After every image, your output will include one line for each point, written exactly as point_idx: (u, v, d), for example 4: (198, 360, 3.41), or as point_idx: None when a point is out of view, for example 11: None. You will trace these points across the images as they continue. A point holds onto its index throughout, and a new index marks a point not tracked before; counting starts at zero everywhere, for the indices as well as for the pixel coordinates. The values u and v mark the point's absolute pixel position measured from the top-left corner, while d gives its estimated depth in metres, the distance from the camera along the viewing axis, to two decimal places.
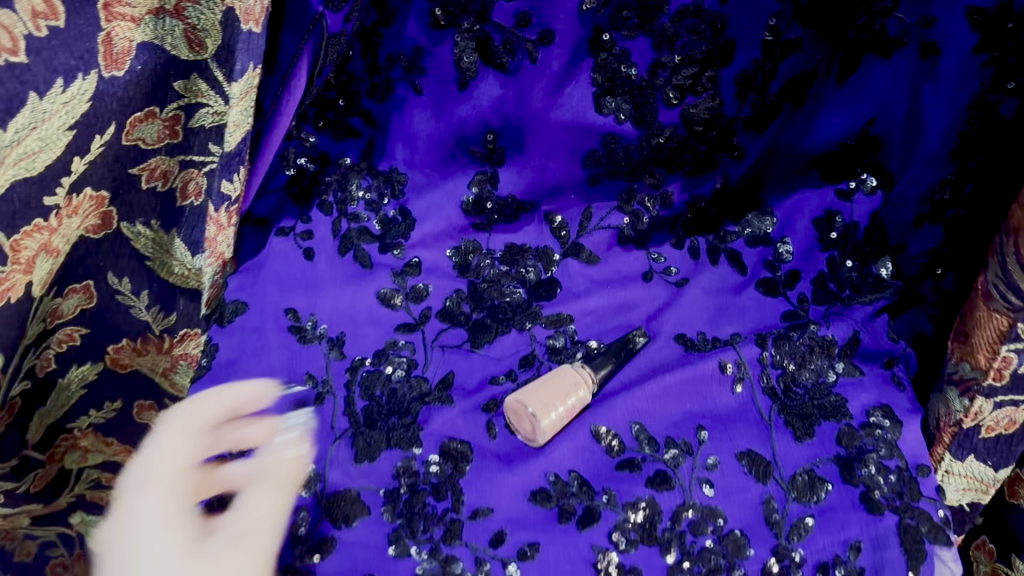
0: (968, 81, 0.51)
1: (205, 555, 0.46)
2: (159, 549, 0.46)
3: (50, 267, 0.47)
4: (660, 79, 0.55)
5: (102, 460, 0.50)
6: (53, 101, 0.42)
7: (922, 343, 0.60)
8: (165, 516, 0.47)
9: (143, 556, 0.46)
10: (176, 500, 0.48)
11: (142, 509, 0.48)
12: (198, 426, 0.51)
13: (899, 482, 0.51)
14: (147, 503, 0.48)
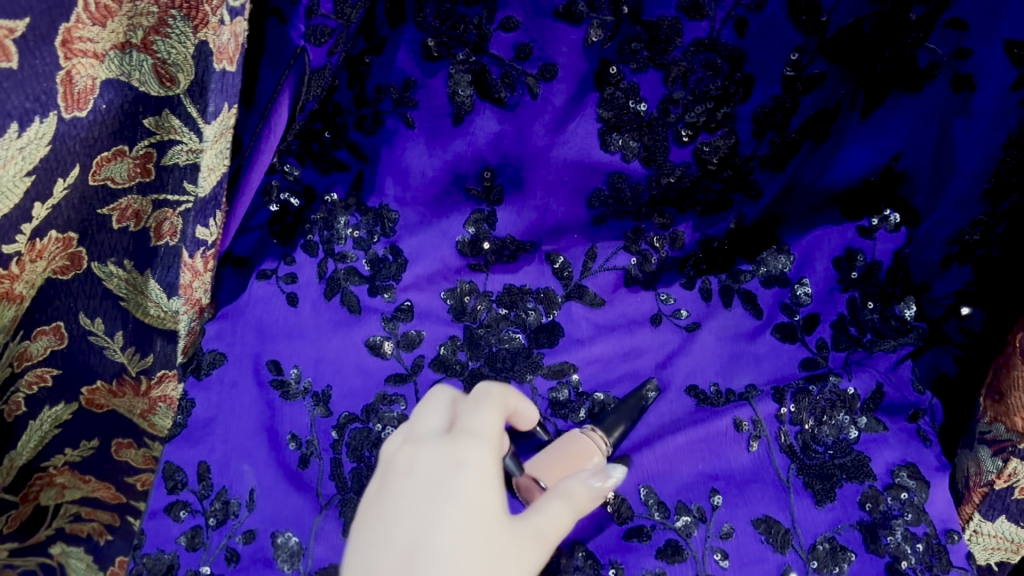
0: (1004, 119, 0.47)
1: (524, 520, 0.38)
2: (467, 510, 0.37)
3: (16, 312, 0.49)
4: (672, 118, 0.50)
5: (78, 496, 0.62)
6: (7, 146, 0.42)
7: (945, 385, 0.57)
8: (461, 484, 0.38)
9: (449, 515, 0.36)
10: (488, 463, 0.39)
11: (471, 475, 0.38)
12: (481, 402, 0.43)
13: (926, 551, 0.48)
14: (469, 470, 0.38)
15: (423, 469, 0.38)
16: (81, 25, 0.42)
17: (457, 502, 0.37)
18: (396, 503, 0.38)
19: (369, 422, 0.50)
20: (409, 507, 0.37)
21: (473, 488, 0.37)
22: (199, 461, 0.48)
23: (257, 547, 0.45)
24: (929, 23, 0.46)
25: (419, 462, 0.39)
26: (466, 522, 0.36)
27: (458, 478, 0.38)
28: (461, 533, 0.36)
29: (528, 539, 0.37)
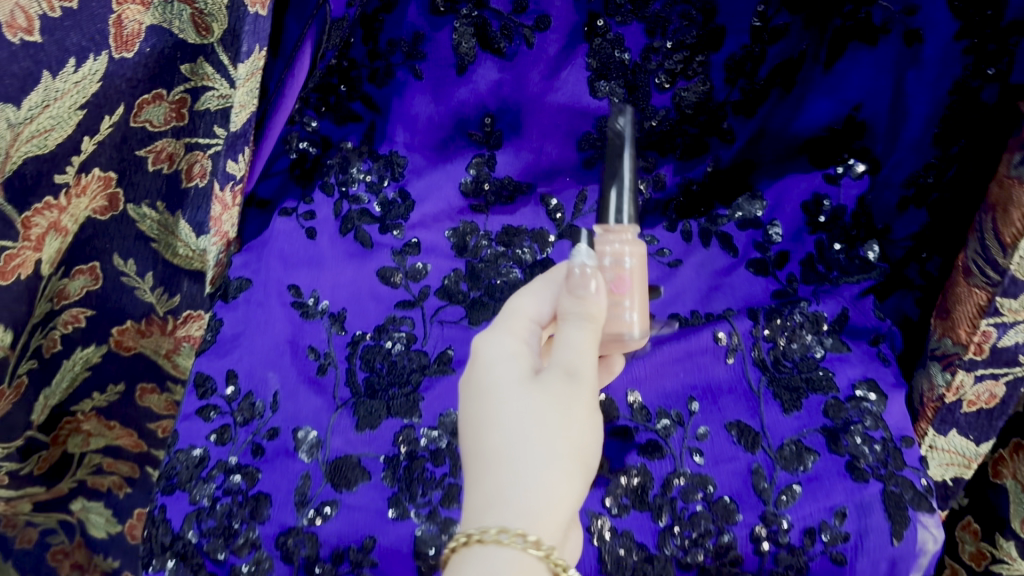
0: (949, 67, 0.53)
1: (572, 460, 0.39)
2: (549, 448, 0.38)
3: (60, 243, 0.58)
4: (652, 63, 0.59)
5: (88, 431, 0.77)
6: (65, 80, 0.48)
7: (909, 326, 0.61)
8: (555, 437, 0.38)
9: (524, 448, 0.38)
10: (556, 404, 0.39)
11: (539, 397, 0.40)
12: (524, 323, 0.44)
13: (884, 451, 0.53)
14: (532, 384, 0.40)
15: (536, 401, 0.39)
16: None
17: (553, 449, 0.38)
18: (494, 436, 0.39)
19: (381, 339, 0.56)
20: (507, 447, 0.38)
21: (580, 427, 0.39)
22: (227, 369, 0.54)
23: (281, 442, 0.51)
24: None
25: (523, 401, 0.39)
26: (560, 495, 0.37)
27: (563, 413, 0.39)
28: (553, 500, 0.37)
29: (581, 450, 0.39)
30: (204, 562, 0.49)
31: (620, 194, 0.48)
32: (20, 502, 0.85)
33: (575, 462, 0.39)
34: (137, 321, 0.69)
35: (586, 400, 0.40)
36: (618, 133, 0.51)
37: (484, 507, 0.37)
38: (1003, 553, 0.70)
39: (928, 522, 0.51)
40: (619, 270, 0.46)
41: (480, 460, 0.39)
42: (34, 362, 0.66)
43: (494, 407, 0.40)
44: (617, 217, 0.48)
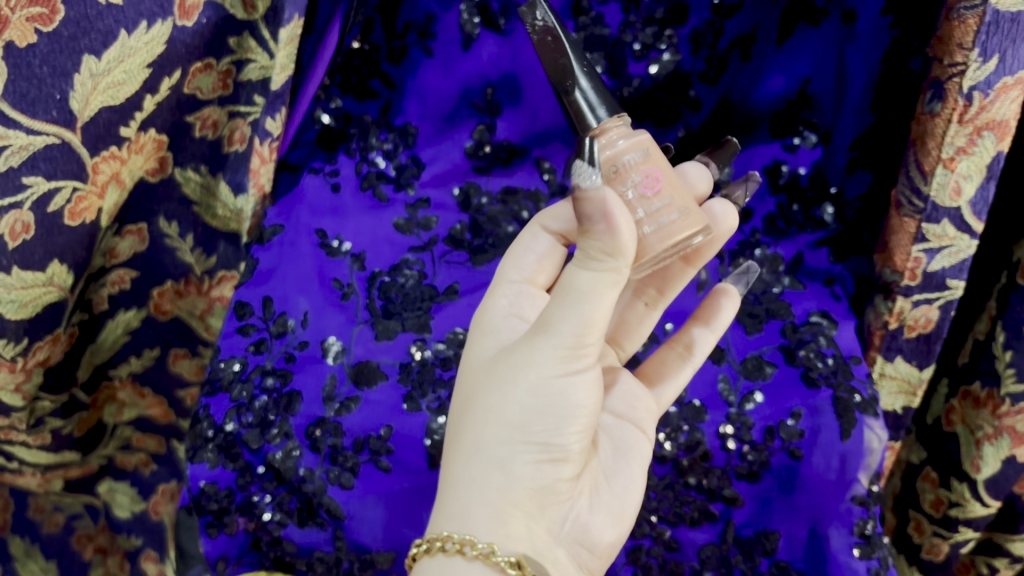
0: (880, 39, 0.61)
1: (521, 443, 0.45)
2: (491, 441, 0.45)
3: (118, 196, 0.67)
4: (628, 36, 0.66)
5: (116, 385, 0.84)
6: (138, 39, 0.58)
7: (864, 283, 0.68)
8: (490, 436, 0.45)
9: (473, 449, 0.45)
10: (499, 397, 0.45)
11: (490, 392, 0.46)
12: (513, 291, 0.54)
13: (835, 365, 0.61)
14: (494, 376, 0.46)
15: (491, 386, 0.46)
16: None
17: (498, 436, 0.45)
18: (458, 438, 0.47)
19: (396, 275, 0.64)
20: (459, 451, 0.46)
21: (529, 402, 0.44)
22: (263, 295, 0.62)
23: (311, 352, 0.59)
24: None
25: (476, 402, 0.46)
26: (498, 480, 0.44)
27: (509, 391, 0.45)
28: (485, 496, 0.44)
29: (531, 427, 0.45)
30: (242, 452, 0.57)
31: (585, 91, 0.48)
32: (54, 482, 0.88)
33: (525, 437, 0.45)
34: (176, 282, 0.77)
35: (543, 364, 0.44)
36: (543, 29, 0.49)
37: (445, 502, 0.45)
38: (958, 496, 0.77)
39: (874, 424, 0.59)
40: (636, 169, 0.47)
41: (453, 453, 0.47)
42: (83, 314, 0.75)
43: (467, 397, 0.48)
44: (593, 115, 0.48)
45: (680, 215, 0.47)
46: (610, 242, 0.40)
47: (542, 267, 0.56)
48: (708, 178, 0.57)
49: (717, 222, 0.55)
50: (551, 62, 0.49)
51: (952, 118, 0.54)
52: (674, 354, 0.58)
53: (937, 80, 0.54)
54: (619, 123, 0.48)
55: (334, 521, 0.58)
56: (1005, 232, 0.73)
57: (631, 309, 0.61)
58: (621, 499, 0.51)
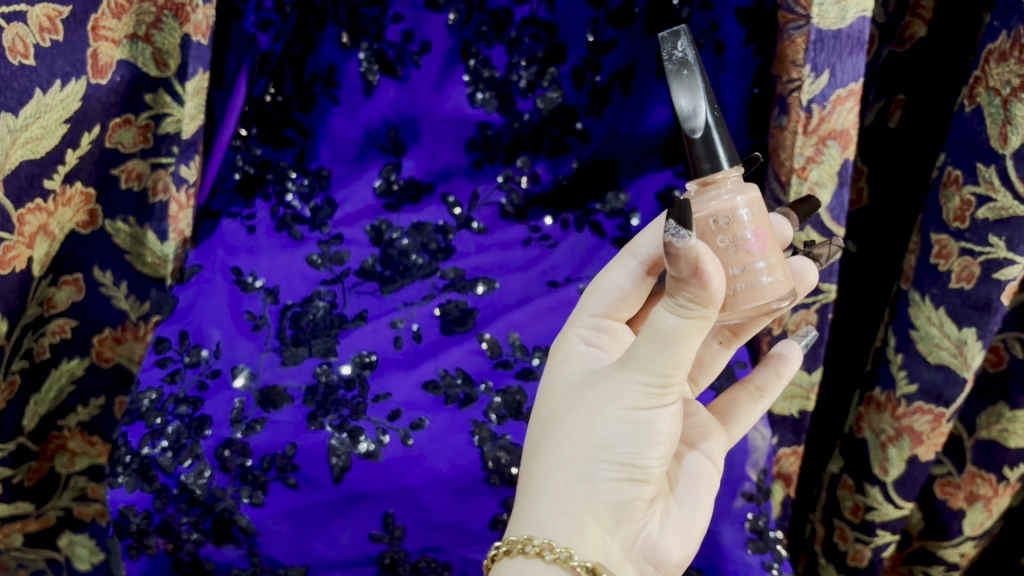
0: (747, 67, 0.67)
1: (604, 461, 0.43)
2: (570, 457, 0.44)
3: (49, 248, 0.72)
4: (514, 75, 0.70)
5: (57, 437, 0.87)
6: (53, 97, 0.63)
7: None
8: (573, 449, 0.44)
9: (554, 459, 0.44)
10: (585, 415, 0.43)
11: (575, 411, 0.44)
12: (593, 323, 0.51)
13: (718, 369, 0.63)
14: (579, 397, 0.45)
15: (579, 407, 0.44)
16: (106, 18, 0.64)
17: (581, 453, 0.43)
18: (537, 451, 0.46)
19: (307, 306, 0.68)
20: (540, 461, 0.45)
21: (614, 427, 0.42)
22: (180, 329, 0.66)
23: (221, 379, 0.63)
24: (690, 6, 0.66)
25: (559, 418, 0.45)
26: (579, 494, 0.43)
27: (596, 413, 0.43)
28: (565, 504, 0.43)
29: (617, 447, 0.43)
30: (158, 474, 0.60)
31: (711, 136, 0.44)
32: (13, 537, 0.89)
33: (609, 458, 0.43)
34: (114, 328, 0.82)
35: (630, 395, 0.42)
36: (679, 61, 0.44)
37: (523, 508, 0.45)
38: (872, 500, 0.80)
39: (758, 424, 0.64)
40: (737, 229, 0.45)
41: (529, 463, 0.46)
42: (25, 363, 0.78)
43: (551, 413, 0.46)
44: (714, 163, 0.45)
45: (770, 279, 0.46)
46: (700, 293, 0.37)
47: (626, 303, 0.52)
48: (790, 228, 0.52)
49: (796, 278, 0.53)
50: (679, 97, 0.44)
51: (798, 130, 0.58)
52: (745, 394, 0.56)
53: (782, 97, 0.59)
54: (736, 175, 0.45)
55: (247, 538, 0.61)
56: (890, 244, 0.78)
57: (707, 347, 0.59)
58: (691, 520, 0.48)
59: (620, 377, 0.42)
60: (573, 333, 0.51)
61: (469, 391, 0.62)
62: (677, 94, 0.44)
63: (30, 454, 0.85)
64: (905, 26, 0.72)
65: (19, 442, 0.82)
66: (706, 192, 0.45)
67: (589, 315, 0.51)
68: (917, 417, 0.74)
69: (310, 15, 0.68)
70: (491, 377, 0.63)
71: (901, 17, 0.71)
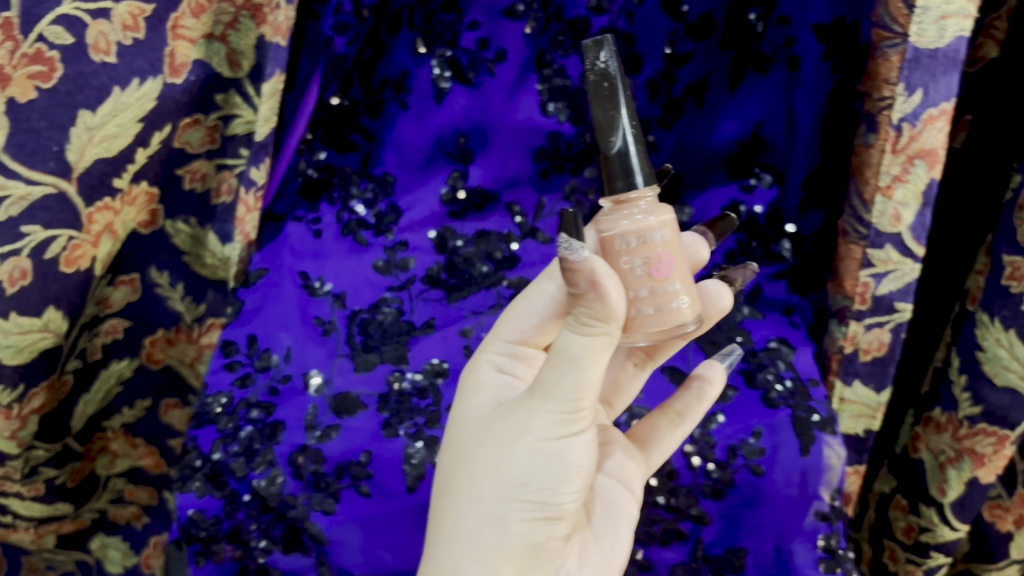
0: (823, 83, 0.65)
1: (516, 499, 0.44)
2: (481, 497, 0.45)
3: (111, 247, 0.71)
4: (588, 85, 0.70)
5: (99, 437, 0.86)
6: (130, 95, 0.62)
7: (823, 317, 0.70)
8: (483, 489, 0.45)
9: (466, 501, 0.45)
10: (494, 453, 0.44)
11: (485, 448, 0.45)
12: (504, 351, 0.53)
13: (793, 386, 0.64)
14: (487, 433, 0.46)
15: (491, 443, 0.45)
16: (185, 16, 0.64)
17: (494, 492, 0.44)
18: (448, 493, 0.47)
19: (375, 312, 0.68)
20: (453, 502, 0.46)
21: (525, 462, 0.43)
22: (248, 333, 0.66)
23: (293, 385, 0.63)
24: (766, 20, 0.65)
25: (469, 457, 0.46)
26: (491, 535, 0.44)
27: (506, 450, 0.44)
28: (478, 547, 0.44)
29: (526, 484, 0.44)
30: (229, 480, 0.59)
31: (626, 151, 0.44)
32: (46, 540, 0.87)
33: (522, 496, 0.44)
34: (167, 330, 0.81)
35: (540, 427, 0.43)
36: (601, 72, 0.44)
37: (436, 552, 0.46)
38: (928, 521, 0.80)
39: (832, 442, 0.62)
40: (651, 249, 0.44)
41: (442, 506, 0.47)
42: (78, 363, 0.77)
43: (462, 449, 0.47)
44: (629, 181, 0.45)
45: (683, 302, 0.45)
46: (600, 309, 0.37)
47: (541, 329, 0.53)
48: (704, 249, 0.55)
49: (709, 301, 0.54)
50: (598, 110, 0.45)
51: (885, 148, 0.58)
52: (665, 419, 0.55)
53: (870, 115, 0.58)
54: (650, 195, 0.45)
55: (317, 546, 0.59)
56: (954, 265, 0.77)
57: (623, 371, 0.60)
58: (609, 556, 0.49)
59: (527, 413, 0.43)
60: (485, 358, 0.52)
61: None
62: (596, 105, 0.45)
63: (73, 455, 0.84)
64: (978, 48, 0.72)
65: (64, 443, 0.81)
66: (619, 211, 0.45)
67: (498, 343, 0.53)
68: (980, 438, 0.72)
69: (384, 19, 0.68)
70: None
71: (974, 37, 0.71)
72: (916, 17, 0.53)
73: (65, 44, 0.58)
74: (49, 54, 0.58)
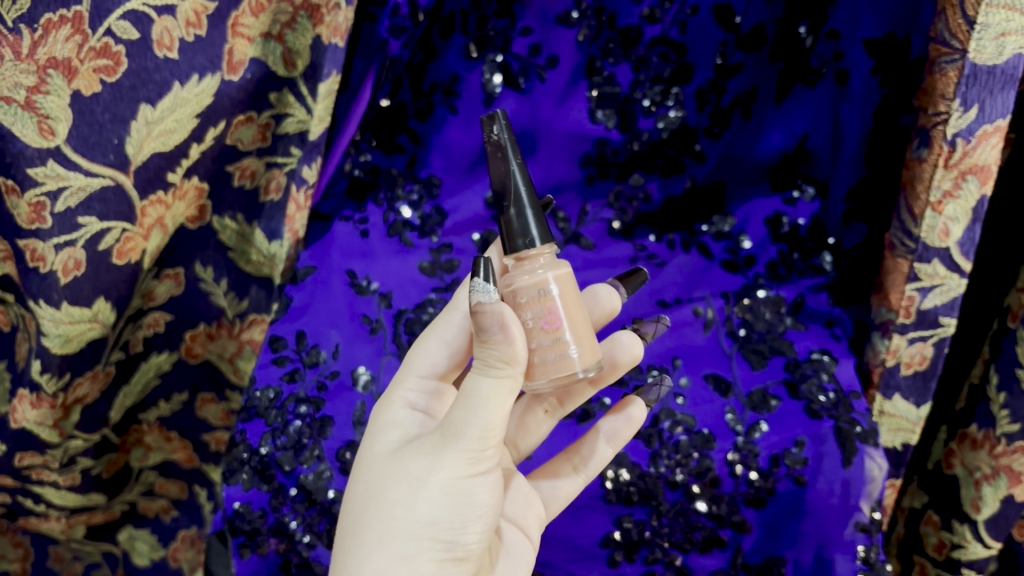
0: (871, 97, 0.64)
1: (424, 540, 0.43)
2: (389, 538, 0.43)
3: (160, 241, 0.72)
4: (638, 93, 0.71)
5: (135, 430, 0.86)
6: (189, 91, 0.63)
7: (863, 328, 0.70)
8: (392, 528, 0.43)
9: (374, 541, 0.44)
10: (402, 492, 0.44)
11: (393, 488, 0.44)
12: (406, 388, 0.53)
13: (835, 398, 0.64)
14: (393, 474, 0.45)
15: (398, 481, 0.44)
16: (245, 15, 0.64)
17: (402, 532, 0.43)
18: (351, 536, 0.45)
19: (421, 312, 0.68)
20: (357, 544, 0.44)
21: (436, 502, 0.43)
22: (297, 329, 0.66)
23: (341, 381, 0.63)
24: (815, 34, 0.65)
25: (375, 498, 0.45)
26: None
27: (416, 489, 0.43)
28: None
29: (437, 524, 0.43)
30: (277, 474, 0.60)
31: (522, 214, 0.47)
32: (77, 528, 0.89)
33: (432, 536, 0.43)
34: (208, 325, 0.82)
35: (450, 467, 0.43)
36: (495, 142, 0.48)
37: None
38: (960, 538, 0.79)
39: (874, 454, 0.62)
40: (546, 302, 0.46)
41: (342, 549, 0.45)
42: (121, 355, 0.77)
43: (368, 486, 0.46)
44: (527, 240, 0.47)
45: (578, 353, 0.47)
46: (508, 350, 0.39)
47: (452, 359, 0.55)
48: (615, 299, 0.60)
49: (617, 348, 0.59)
50: (496, 173, 0.48)
51: (937, 163, 0.58)
52: (567, 466, 0.60)
53: (923, 129, 0.60)
54: (550, 253, 0.48)
55: None
56: (996, 282, 0.77)
57: (530, 415, 0.63)
58: None
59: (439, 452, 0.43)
60: (398, 396, 0.52)
61: (586, 407, 0.66)
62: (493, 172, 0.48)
63: (109, 446, 0.84)
64: None
65: (103, 434, 0.81)
66: (521, 267, 0.47)
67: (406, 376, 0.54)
68: (1017, 457, 0.72)
69: (437, 24, 0.69)
70: (608, 394, 0.67)
71: None
72: (976, 34, 0.54)
73: (131, 40, 0.59)
74: (115, 49, 0.59)
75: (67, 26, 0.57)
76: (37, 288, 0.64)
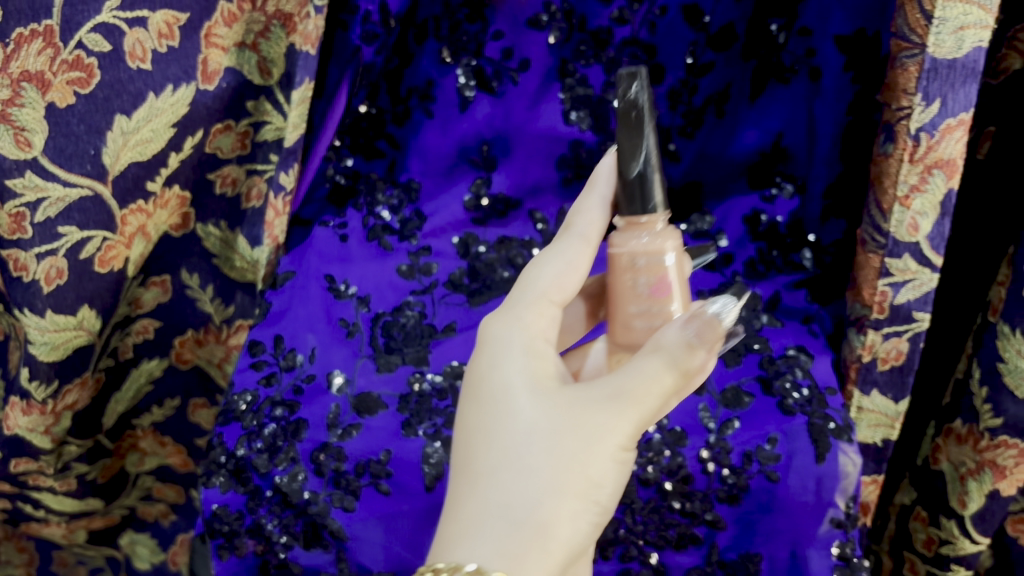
0: (843, 94, 0.65)
1: (583, 498, 0.44)
2: (551, 490, 0.43)
3: (144, 250, 0.73)
4: (610, 94, 0.71)
5: (130, 433, 0.87)
6: (164, 101, 0.64)
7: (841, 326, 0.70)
8: (555, 480, 0.43)
9: (530, 490, 0.43)
10: (571, 448, 0.44)
11: (560, 440, 0.44)
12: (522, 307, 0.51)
13: (809, 394, 0.64)
14: (550, 424, 0.44)
15: (567, 433, 0.44)
16: (218, 26, 0.65)
17: (566, 486, 0.43)
18: (498, 479, 0.44)
19: (398, 315, 0.69)
20: (512, 489, 0.43)
21: (605, 464, 0.44)
22: (275, 334, 0.67)
23: (317, 384, 0.64)
24: (788, 31, 0.66)
25: (530, 444, 0.44)
26: (564, 532, 0.43)
27: (589, 447, 0.44)
28: (547, 541, 0.42)
29: (596, 485, 0.44)
30: (252, 476, 0.61)
31: (648, 181, 0.50)
32: (78, 533, 0.90)
33: (592, 496, 0.44)
34: (196, 331, 0.82)
35: (626, 435, 0.44)
36: (630, 102, 0.50)
37: (487, 539, 0.42)
38: (948, 534, 0.79)
39: (848, 449, 0.62)
40: (659, 271, 0.50)
41: (483, 492, 0.43)
42: (110, 361, 0.79)
43: (520, 427, 0.45)
44: (644, 206, 0.50)
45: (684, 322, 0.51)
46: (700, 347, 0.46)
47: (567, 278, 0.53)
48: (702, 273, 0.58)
49: None
50: (627, 135, 0.50)
51: (903, 158, 0.58)
52: None
53: (889, 124, 0.60)
54: (664, 219, 0.51)
55: (337, 543, 0.61)
56: (978, 275, 0.77)
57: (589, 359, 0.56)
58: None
59: (616, 417, 0.44)
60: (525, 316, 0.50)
61: None
62: (622, 129, 0.51)
63: (103, 451, 0.86)
64: (1002, 59, 0.72)
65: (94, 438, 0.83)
66: (630, 231, 0.51)
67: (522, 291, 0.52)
68: (1001, 451, 0.72)
69: (411, 30, 0.70)
70: None
71: (999, 48, 0.71)
72: (934, 28, 0.54)
73: (103, 52, 0.60)
74: (87, 61, 0.60)
75: (38, 40, 0.58)
76: (21, 298, 0.65)
